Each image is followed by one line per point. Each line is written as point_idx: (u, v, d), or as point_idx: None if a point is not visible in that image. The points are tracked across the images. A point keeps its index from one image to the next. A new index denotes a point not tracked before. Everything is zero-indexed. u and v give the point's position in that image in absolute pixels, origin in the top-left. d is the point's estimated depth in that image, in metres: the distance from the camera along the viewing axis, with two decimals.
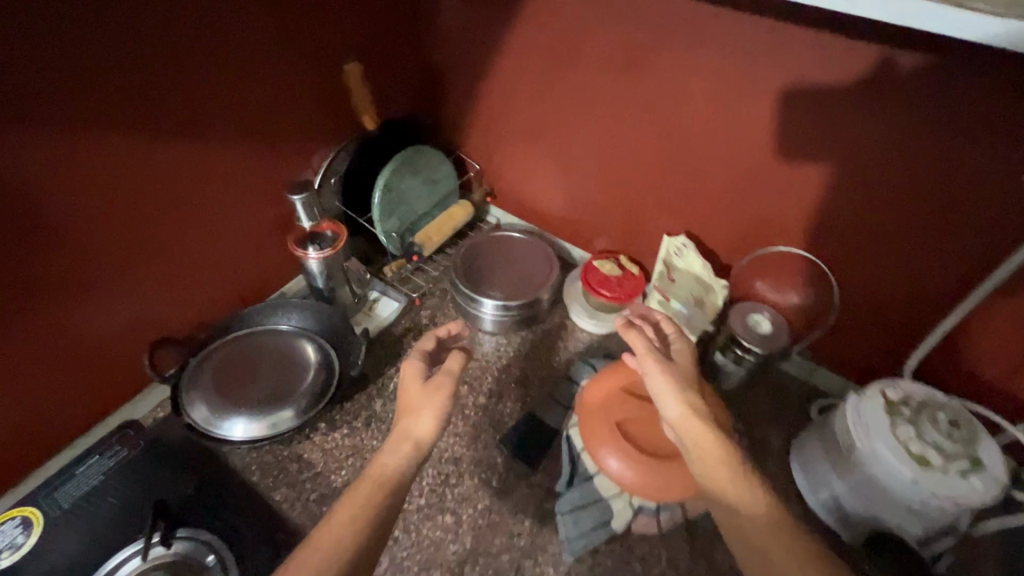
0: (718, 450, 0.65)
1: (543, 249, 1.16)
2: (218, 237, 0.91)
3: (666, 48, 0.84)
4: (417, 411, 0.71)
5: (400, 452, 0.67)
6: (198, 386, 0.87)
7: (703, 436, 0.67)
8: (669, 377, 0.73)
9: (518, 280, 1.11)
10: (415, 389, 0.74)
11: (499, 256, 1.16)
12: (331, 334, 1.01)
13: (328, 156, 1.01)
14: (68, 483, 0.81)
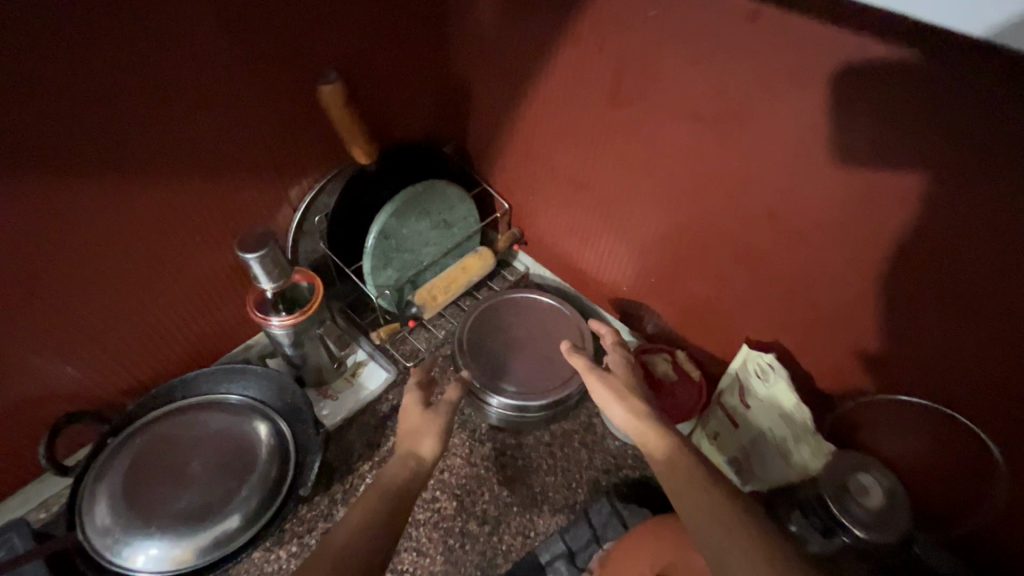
0: (673, 458, 0.53)
1: (577, 324, 0.91)
2: (154, 292, 0.72)
3: (773, 106, 0.57)
4: (418, 438, 0.62)
5: (400, 469, 0.57)
6: (105, 489, 0.68)
7: (653, 444, 0.55)
8: (613, 387, 0.62)
9: (541, 366, 0.87)
10: (413, 415, 0.64)
11: (519, 327, 0.91)
12: (290, 418, 0.79)
13: (313, 189, 0.81)
14: None
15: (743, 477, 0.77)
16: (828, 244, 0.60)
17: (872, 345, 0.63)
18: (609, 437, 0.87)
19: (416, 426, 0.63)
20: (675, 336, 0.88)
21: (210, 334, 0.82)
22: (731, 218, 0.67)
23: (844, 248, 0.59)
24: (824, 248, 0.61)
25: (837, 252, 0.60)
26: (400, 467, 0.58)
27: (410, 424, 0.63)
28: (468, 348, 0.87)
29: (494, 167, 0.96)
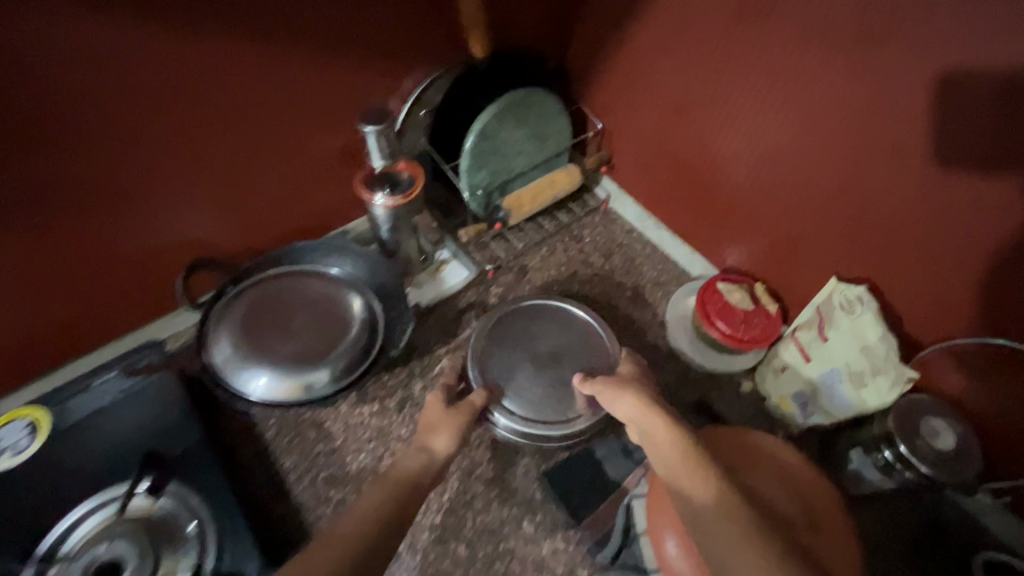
0: (679, 449, 0.53)
1: (611, 346, 0.82)
2: (277, 161, 0.80)
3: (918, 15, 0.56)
4: (432, 432, 0.64)
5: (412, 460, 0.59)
6: (228, 325, 0.78)
7: (660, 438, 0.55)
8: (609, 390, 0.65)
9: (562, 389, 0.78)
10: (435, 412, 0.67)
11: (544, 339, 0.82)
12: (382, 294, 0.87)
13: (422, 83, 0.84)
14: (82, 396, 0.72)
15: (808, 410, 0.78)
16: (949, 169, 0.60)
17: (975, 282, 0.63)
18: (672, 360, 0.91)
19: (434, 422, 0.65)
20: (753, 273, 0.89)
21: (316, 213, 0.90)
22: (846, 142, 0.67)
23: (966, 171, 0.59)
24: (944, 174, 0.60)
25: (964, 178, 0.59)
26: (413, 455, 0.60)
27: (428, 420, 0.66)
28: (484, 355, 0.80)
29: (595, 87, 0.97)
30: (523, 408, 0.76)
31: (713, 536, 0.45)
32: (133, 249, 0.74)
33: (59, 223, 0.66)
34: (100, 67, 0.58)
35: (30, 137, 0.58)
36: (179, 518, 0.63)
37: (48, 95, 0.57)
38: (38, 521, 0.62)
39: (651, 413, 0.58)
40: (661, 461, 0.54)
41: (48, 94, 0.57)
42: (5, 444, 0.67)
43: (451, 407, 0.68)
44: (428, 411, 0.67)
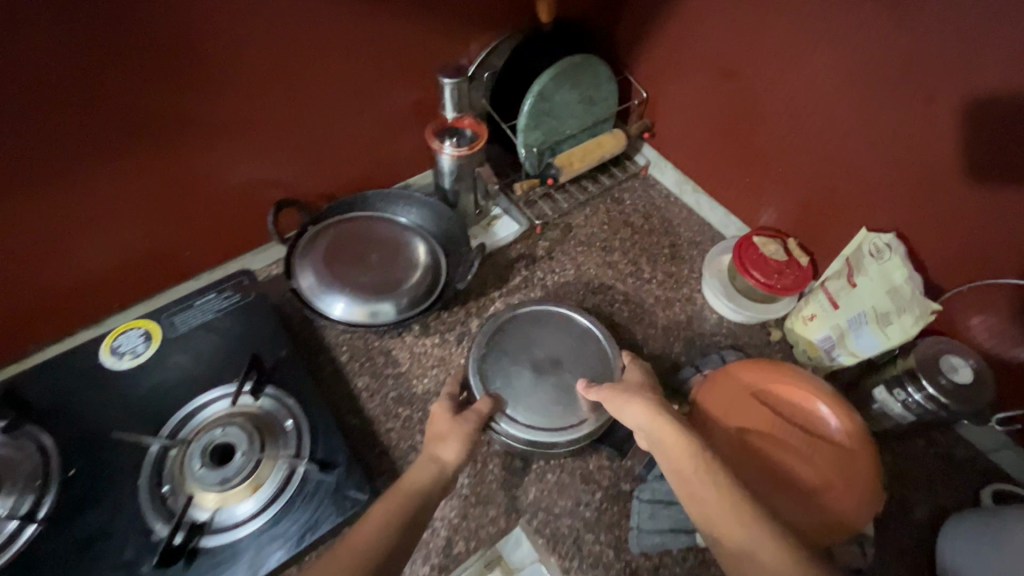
0: (685, 456, 0.59)
1: (611, 354, 0.84)
2: (356, 113, 0.88)
3: None
4: (442, 441, 0.67)
5: (423, 472, 0.62)
6: (311, 257, 0.87)
7: (667, 445, 0.60)
8: (615, 398, 0.69)
9: (565, 393, 0.79)
10: (443, 421, 0.71)
11: (545, 347, 0.84)
12: (444, 240, 0.96)
13: (487, 47, 0.92)
14: (187, 312, 0.82)
15: (834, 352, 0.84)
16: (977, 119, 0.66)
17: (996, 226, 0.70)
18: (707, 311, 0.98)
19: (445, 431, 0.68)
20: (786, 231, 0.96)
21: (384, 164, 0.98)
22: (880, 98, 0.74)
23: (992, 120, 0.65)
24: (972, 123, 0.67)
25: (989, 128, 0.66)
26: (422, 469, 0.63)
27: (439, 430, 0.69)
28: (486, 363, 0.81)
29: (641, 55, 1.04)
30: (526, 416, 0.76)
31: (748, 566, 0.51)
32: (232, 184, 0.84)
33: (178, 151, 0.76)
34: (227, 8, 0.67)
35: (164, 70, 0.67)
36: (277, 415, 0.72)
37: (185, 30, 0.66)
38: (160, 411, 0.72)
39: (661, 423, 0.62)
40: (673, 470, 0.59)
41: (185, 30, 0.66)
42: (125, 347, 0.77)
43: (458, 416, 0.71)
44: (437, 422, 0.70)
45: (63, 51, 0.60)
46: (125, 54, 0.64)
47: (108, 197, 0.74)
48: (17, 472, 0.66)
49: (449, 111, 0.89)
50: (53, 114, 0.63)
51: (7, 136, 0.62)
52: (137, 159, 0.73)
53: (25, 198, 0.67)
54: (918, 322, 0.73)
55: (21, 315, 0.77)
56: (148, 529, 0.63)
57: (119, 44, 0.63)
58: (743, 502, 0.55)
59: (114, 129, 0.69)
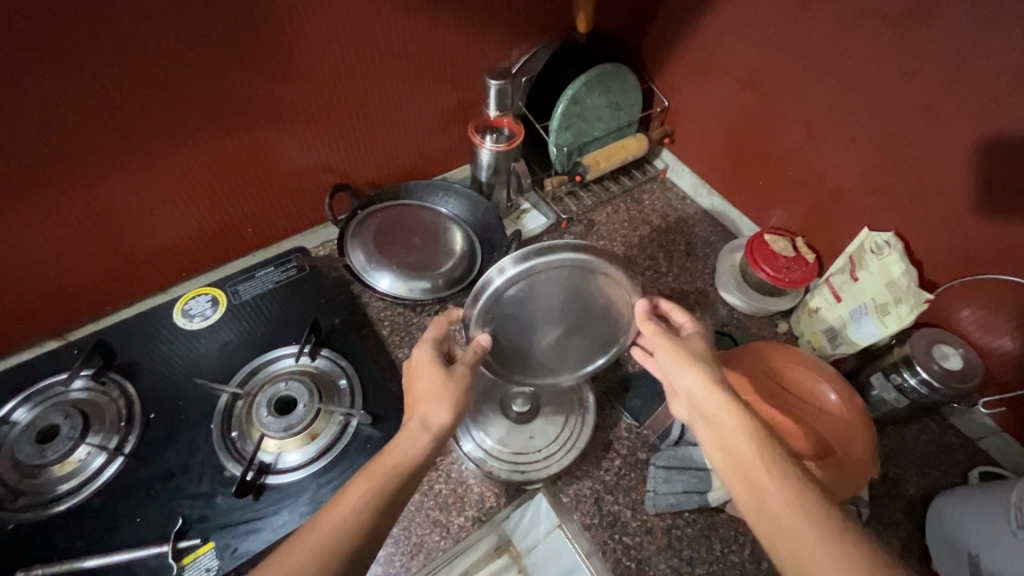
0: (746, 432, 0.57)
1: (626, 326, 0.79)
2: (406, 107, 0.98)
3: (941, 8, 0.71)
4: (432, 405, 0.65)
5: (413, 445, 0.61)
6: (361, 237, 0.95)
7: (727, 416, 0.59)
8: (677, 352, 0.67)
9: (559, 348, 0.80)
10: (433, 378, 0.67)
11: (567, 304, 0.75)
12: (479, 228, 1.04)
13: (527, 54, 1.02)
14: (250, 282, 0.90)
15: (836, 342, 0.92)
16: (973, 128, 0.74)
17: (981, 226, 0.78)
18: (720, 303, 1.06)
19: (432, 391, 0.66)
20: (795, 231, 1.04)
21: (426, 158, 1.08)
22: (884, 110, 0.82)
23: (980, 131, 0.73)
24: (968, 132, 0.74)
25: (974, 138, 0.74)
26: (409, 442, 0.62)
27: (427, 386, 0.67)
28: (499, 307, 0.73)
29: (665, 66, 1.13)
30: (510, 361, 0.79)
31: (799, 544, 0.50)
32: (295, 165, 0.93)
33: (252, 134, 0.85)
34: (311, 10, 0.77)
35: (251, 55, 0.77)
36: (332, 375, 0.81)
37: (272, 28, 0.76)
38: (228, 367, 0.80)
39: (718, 394, 0.61)
40: (725, 446, 0.58)
41: (273, 28, 0.76)
42: (194, 311, 0.86)
43: (449, 371, 0.68)
44: (425, 377, 0.68)
45: (172, 35, 0.69)
46: (222, 40, 0.73)
47: (192, 169, 0.83)
48: (104, 414, 0.74)
49: (492, 109, 0.98)
50: (161, 92, 0.73)
51: (119, 108, 0.71)
52: (219, 136, 0.82)
53: (124, 164, 0.77)
54: (912, 311, 0.79)
55: (105, 276, 0.86)
56: (220, 466, 0.71)
57: (218, 32, 0.72)
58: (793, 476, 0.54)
59: (205, 106, 0.78)
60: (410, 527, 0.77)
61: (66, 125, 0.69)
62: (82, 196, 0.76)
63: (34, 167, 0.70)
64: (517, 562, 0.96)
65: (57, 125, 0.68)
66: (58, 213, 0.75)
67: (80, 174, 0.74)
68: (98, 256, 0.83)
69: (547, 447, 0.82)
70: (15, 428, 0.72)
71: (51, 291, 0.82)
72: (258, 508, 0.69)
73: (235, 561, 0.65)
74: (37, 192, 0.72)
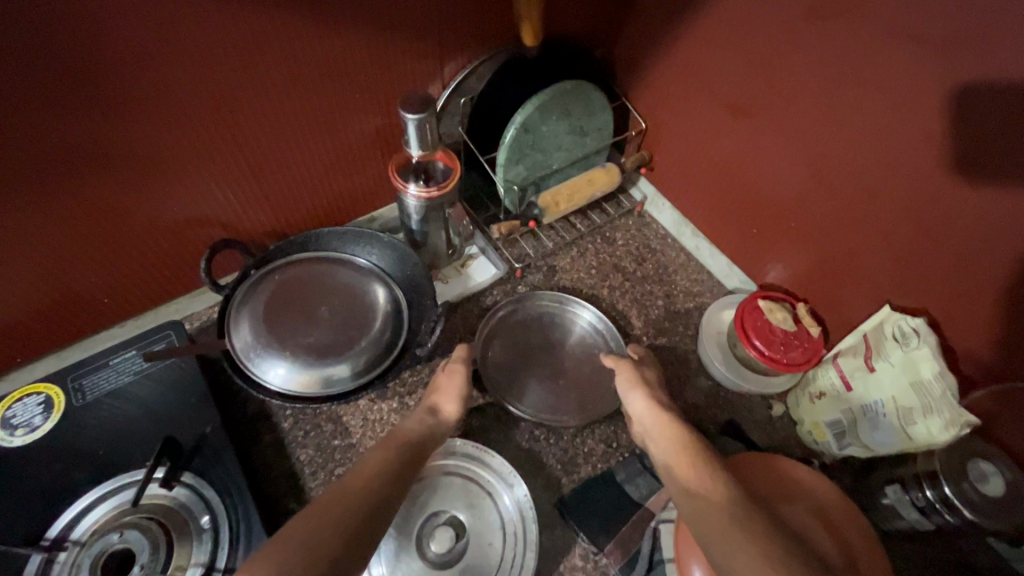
0: (678, 434, 0.62)
1: (590, 329, 0.88)
2: (309, 142, 0.77)
3: (1008, 35, 0.51)
4: (440, 395, 0.69)
5: (419, 423, 0.63)
6: (251, 309, 0.75)
7: (666, 427, 0.64)
8: (632, 378, 0.73)
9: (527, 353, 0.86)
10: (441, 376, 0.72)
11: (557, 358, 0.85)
12: (408, 286, 0.83)
13: (463, 70, 0.81)
14: (100, 372, 0.70)
15: (843, 442, 0.75)
16: None
17: None
18: (702, 375, 0.88)
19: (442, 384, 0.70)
20: (795, 292, 0.86)
21: (346, 198, 0.87)
22: (915, 161, 0.63)
23: None
24: None
25: None
26: (419, 421, 0.64)
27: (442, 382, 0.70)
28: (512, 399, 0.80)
29: (642, 82, 0.93)
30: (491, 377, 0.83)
31: (702, 514, 0.50)
32: (165, 221, 0.72)
33: (100, 190, 0.64)
34: (158, 35, 0.56)
35: (68, 98, 0.55)
36: (192, 510, 0.61)
37: (104, 63, 0.55)
38: (52, 502, 0.61)
39: (663, 416, 0.66)
40: (663, 455, 0.61)
41: (106, 62, 0.55)
42: (19, 420, 0.66)
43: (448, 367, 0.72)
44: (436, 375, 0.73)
45: None
46: (22, 84, 0.52)
47: (8, 241, 0.62)
48: None
49: (415, 148, 0.75)
50: None
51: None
52: (43, 199, 0.61)
53: None
54: (948, 428, 0.62)
55: None
56: None
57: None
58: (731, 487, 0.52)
59: (7, 166, 0.56)
60: None
61: None
62: None
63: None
64: None
65: None
66: None
67: None
68: None
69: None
70: None
71: None
72: None
73: None
74: None
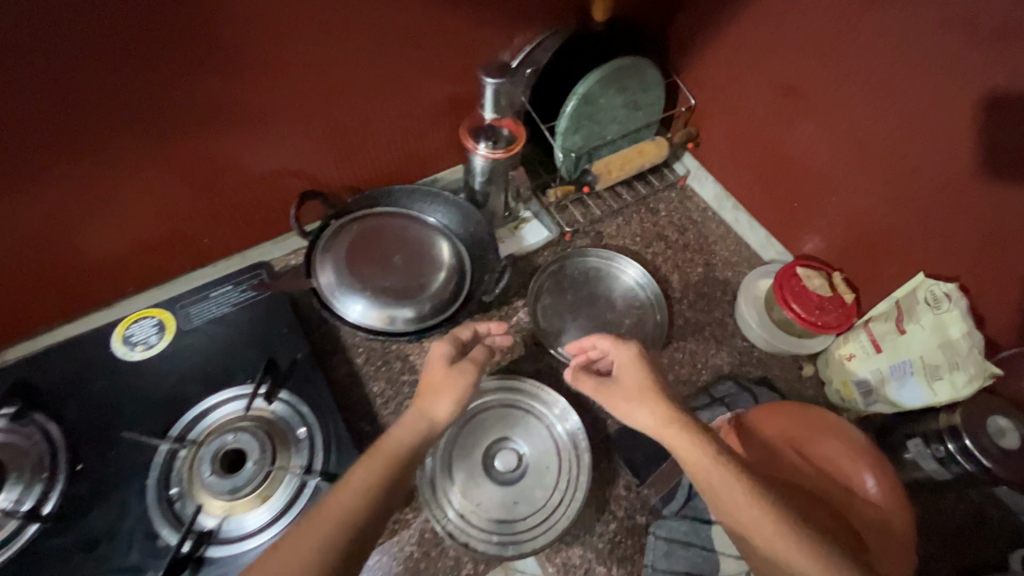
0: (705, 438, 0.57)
1: (634, 283, 0.97)
2: (386, 104, 0.83)
3: None
4: (435, 395, 0.64)
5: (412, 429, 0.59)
6: (332, 253, 0.83)
7: (677, 430, 0.59)
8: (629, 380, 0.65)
9: (578, 303, 0.94)
10: (438, 371, 0.67)
11: (604, 308, 0.94)
12: (471, 243, 0.90)
13: (531, 43, 0.87)
14: (203, 302, 0.79)
15: (870, 398, 0.81)
16: None
17: None
18: (738, 337, 0.95)
19: (440, 384, 0.65)
20: (831, 262, 0.91)
21: (414, 158, 0.94)
22: (958, 138, 0.68)
23: None
24: None
25: None
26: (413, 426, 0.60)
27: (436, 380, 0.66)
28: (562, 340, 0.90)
29: (694, 59, 0.97)
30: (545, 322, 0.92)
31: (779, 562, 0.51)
32: (258, 172, 0.80)
33: (203, 138, 0.72)
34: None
35: (183, 50, 0.62)
36: (290, 422, 0.70)
37: (213, 18, 0.61)
38: (170, 409, 0.70)
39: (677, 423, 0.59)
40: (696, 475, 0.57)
41: (215, 18, 0.61)
42: (137, 338, 0.75)
43: (453, 364, 0.68)
44: (433, 369, 0.67)
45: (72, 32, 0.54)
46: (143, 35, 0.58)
47: (124, 179, 0.70)
48: (25, 458, 0.64)
49: (487, 111, 0.85)
50: (83, 98, 0.60)
51: (22, 117, 0.58)
52: (154, 143, 0.68)
53: (42, 177, 0.64)
54: (972, 381, 0.69)
55: (37, 294, 0.75)
56: (154, 533, 0.62)
57: (122, 19, 0.56)
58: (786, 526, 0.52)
59: (127, 109, 0.63)
60: None
61: None
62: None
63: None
64: None
65: None
66: None
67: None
68: (27, 276, 0.72)
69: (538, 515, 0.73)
70: None
71: None
72: None
73: None
74: None
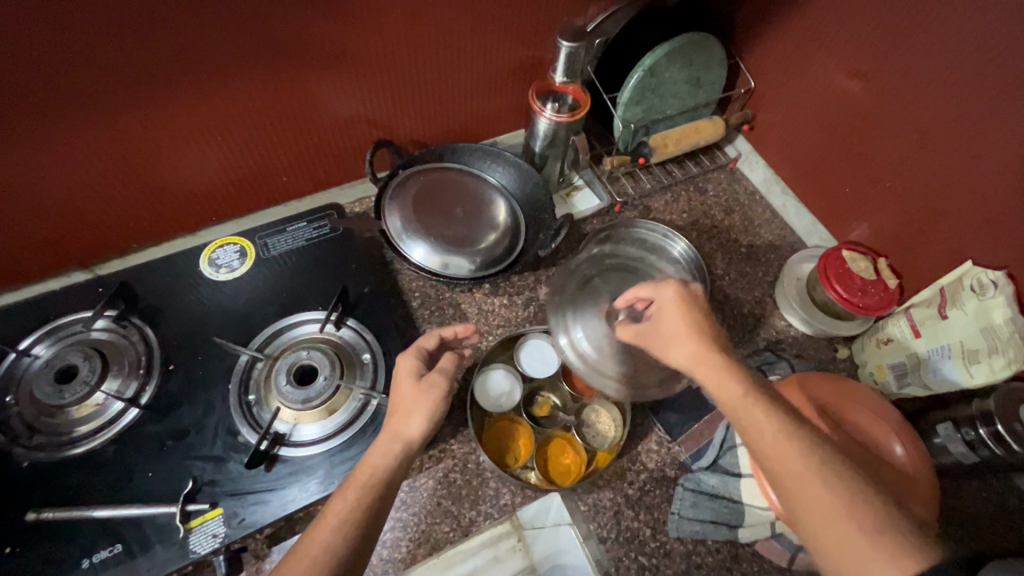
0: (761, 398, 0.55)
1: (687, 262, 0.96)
2: (460, 63, 0.88)
3: None
4: (408, 413, 0.64)
5: (384, 452, 0.61)
6: (400, 200, 0.89)
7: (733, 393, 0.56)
8: (689, 316, 0.63)
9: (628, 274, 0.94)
10: (408, 385, 0.67)
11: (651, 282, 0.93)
12: (526, 203, 0.94)
13: (604, 13, 0.91)
14: (280, 235, 0.86)
15: (904, 382, 0.84)
16: None
17: None
18: (775, 316, 0.98)
19: (412, 402, 0.65)
20: (876, 250, 0.93)
21: (477, 118, 0.99)
22: (1017, 128, 0.69)
23: None
24: None
25: None
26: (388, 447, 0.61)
27: (406, 399, 0.65)
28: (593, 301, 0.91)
29: (758, 41, 0.99)
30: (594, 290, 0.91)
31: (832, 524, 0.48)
32: (335, 115, 0.86)
33: (296, 79, 0.77)
34: None
35: None
36: (356, 348, 0.77)
37: None
38: (249, 326, 0.77)
39: (726, 374, 0.57)
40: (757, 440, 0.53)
41: None
42: (221, 262, 0.82)
43: (421, 380, 0.67)
44: (403, 387, 0.67)
45: None
46: None
47: (223, 112, 0.76)
48: (123, 356, 0.72)
49: (558, 75, 0.88)
50: (202, 30, 0.66)
51: (145, 39, 0.63)
52: (253, 79, 0.74)
53: (150, 97, 0.70)
54: (1009, 367, 0.71)
55: (133, 214, 0.82)
56: (235, 431, 0.69)
57: None
58: (835, 476, 0.49)
59: (238, 44, 0.69)
60: (419, 513, 0.75)
61: (90, 62, 0.62)
62: (107, 130, 0.70)
63: (51, 96, 0.63)
64: (518, 530, 0.78)
65: (88, 59, 0.62)
66: (87, 140, 0.70)
67: (104, 115, 0.69)
68: (131, 195, 0.80)
69: (582, 435, 0.79)
70: (35, 362, 0.70)
71: (80, 223, 0.79)
72: (270, 480, 0.67)
73: (242, 531, 0.63)
74: (58, 119, 0.66)
